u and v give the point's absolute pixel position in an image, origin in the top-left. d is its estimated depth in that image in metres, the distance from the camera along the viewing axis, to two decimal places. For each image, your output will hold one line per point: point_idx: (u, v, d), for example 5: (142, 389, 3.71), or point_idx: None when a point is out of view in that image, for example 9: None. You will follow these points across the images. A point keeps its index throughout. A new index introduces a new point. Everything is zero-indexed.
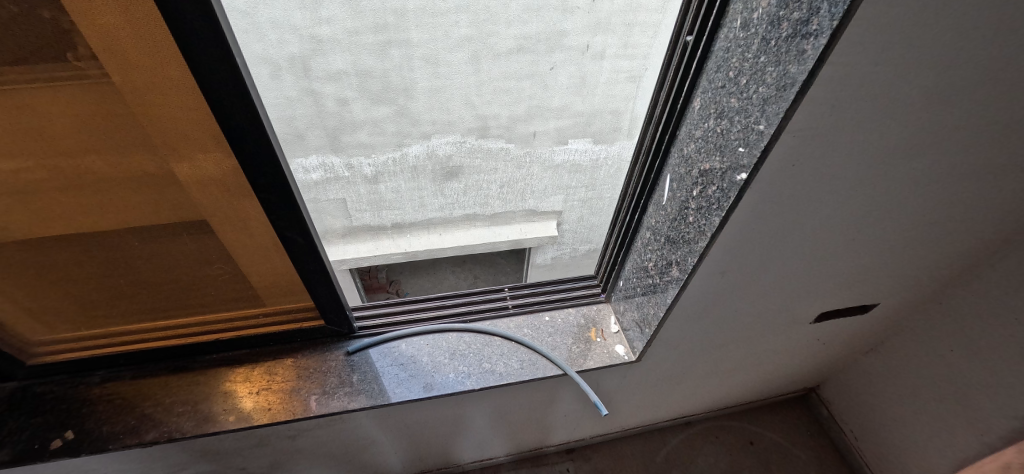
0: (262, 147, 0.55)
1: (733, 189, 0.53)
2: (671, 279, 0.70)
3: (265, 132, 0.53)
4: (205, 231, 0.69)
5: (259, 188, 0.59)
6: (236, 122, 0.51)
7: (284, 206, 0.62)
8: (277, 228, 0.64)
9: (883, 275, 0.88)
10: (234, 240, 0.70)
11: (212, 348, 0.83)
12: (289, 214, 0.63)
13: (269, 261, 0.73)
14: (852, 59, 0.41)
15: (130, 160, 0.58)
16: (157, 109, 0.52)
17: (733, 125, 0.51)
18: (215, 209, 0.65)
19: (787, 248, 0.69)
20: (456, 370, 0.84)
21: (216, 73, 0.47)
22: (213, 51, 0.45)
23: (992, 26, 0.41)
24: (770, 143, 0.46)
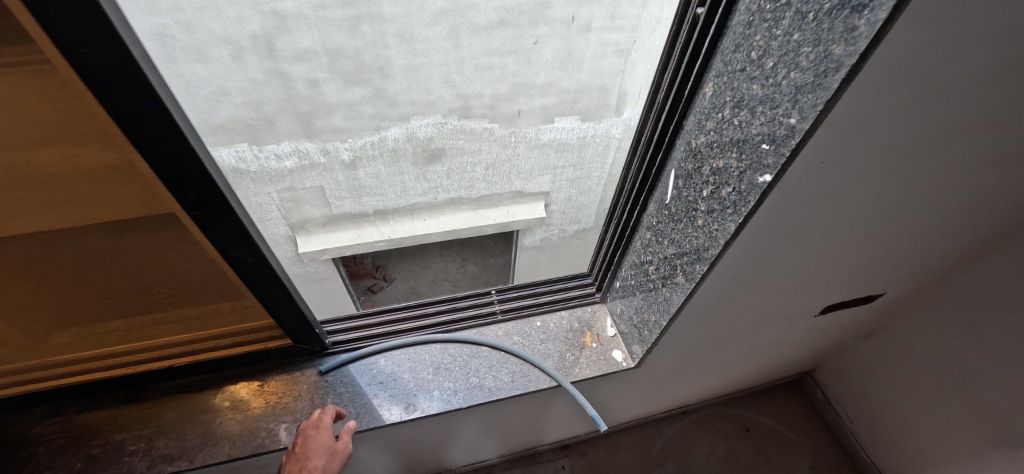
0: (184, 158, 0.45)
1: (753, 193, 0.45)
2: (676, 286, 0.63)
3: (184, 140, 0.43)
4: (138, 245, 0.58)
5: (189, 203, 0.49)
6: (145, 130, 0.41)
7: (224, 223, 0.52)
8: (220, 248, 0.55)
9: (894, 266, 0.82)
10: (174, 256, 0.60)
11: (166, 375, 0.74)
12: (232, 232, 0.53)
13: (220, 279, 0.63)
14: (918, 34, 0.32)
15: (20, 161, 0.46)
16: (38, 99, 0.41)
17: (755, 117, 0.43)
18: (142, 217, 0.54)
19: (804, 249, 0.62)
20: (441, 386, 0.77)
21: (107, 63, 0.36)
22: (94, 34, 0.34)
23: None
24: (803, 141, 0.39)
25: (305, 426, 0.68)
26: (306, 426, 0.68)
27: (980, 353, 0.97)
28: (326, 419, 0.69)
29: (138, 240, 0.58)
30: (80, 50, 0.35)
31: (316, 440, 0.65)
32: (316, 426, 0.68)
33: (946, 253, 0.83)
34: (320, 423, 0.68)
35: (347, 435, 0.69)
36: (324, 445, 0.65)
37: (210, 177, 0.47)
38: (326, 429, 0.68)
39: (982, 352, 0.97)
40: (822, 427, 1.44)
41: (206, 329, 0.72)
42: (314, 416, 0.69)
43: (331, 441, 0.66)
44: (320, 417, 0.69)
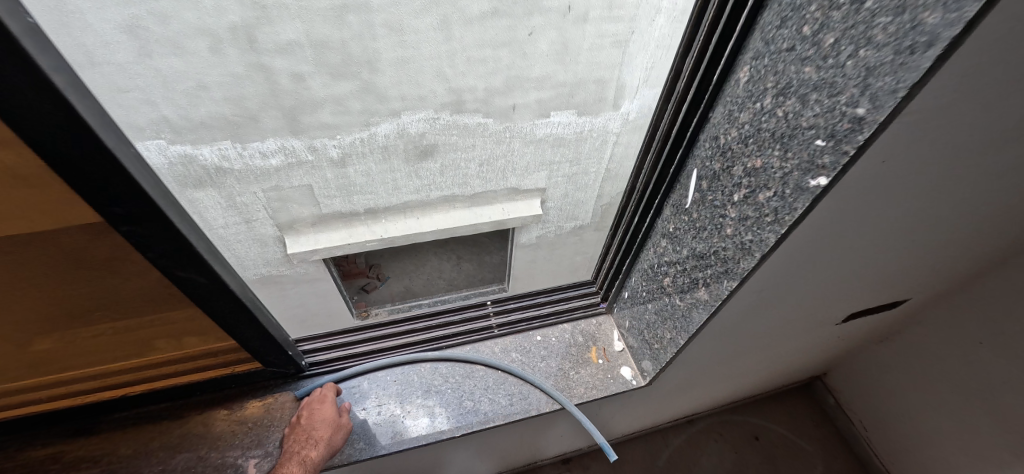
0: (99, 163, 0.36)
1: (802, 199, 0.37)
2: (697, 302, 0.55)
3: (96, 140, 0.35)
4: (47, 272, 0.47)
5: (114, 216, 0.40)
6: (42, 129, 0.33)
7: (163, 238, 0.43)
8: (162, 268, 0.46)
9: (928, 271, 0.74)
10: (99, 281, 0.50)
11: (119, 406, 0.66)
12: (175, 248, 0.44)
13: (167, 301, 0.54)
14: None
15: None
16: None
17: (806, 106, 0.35)
18: (58, 236, 0.44)
19: (841, 258, 0.54)
20: (431, 412, 0.71)
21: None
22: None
23: None
24: (874, 135, 0.31)
25: (309, 399, 0.68)
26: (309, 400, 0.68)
27: (1007, 361, 0.91)
28: (328, 392, 0.69)
29: (43, 268, 0.47)
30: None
31: (320, 412, 0.65)
32: (320, 398, 0.67)
33: (982, 257, 0.75)
34: (324, 396, 0.68)
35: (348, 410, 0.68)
36: (327, 417, 0.65)
37: (137, 186, 0.39)
38: (331, 401, 0.67)
39: (1009, 360, 0.90)
40: (833, 433, 1.38)
41: (160, 357, 0.63)
42: (317, 391, 0.69)
43: (335, 413, 0.66)
44: (323, 391, 0.69)
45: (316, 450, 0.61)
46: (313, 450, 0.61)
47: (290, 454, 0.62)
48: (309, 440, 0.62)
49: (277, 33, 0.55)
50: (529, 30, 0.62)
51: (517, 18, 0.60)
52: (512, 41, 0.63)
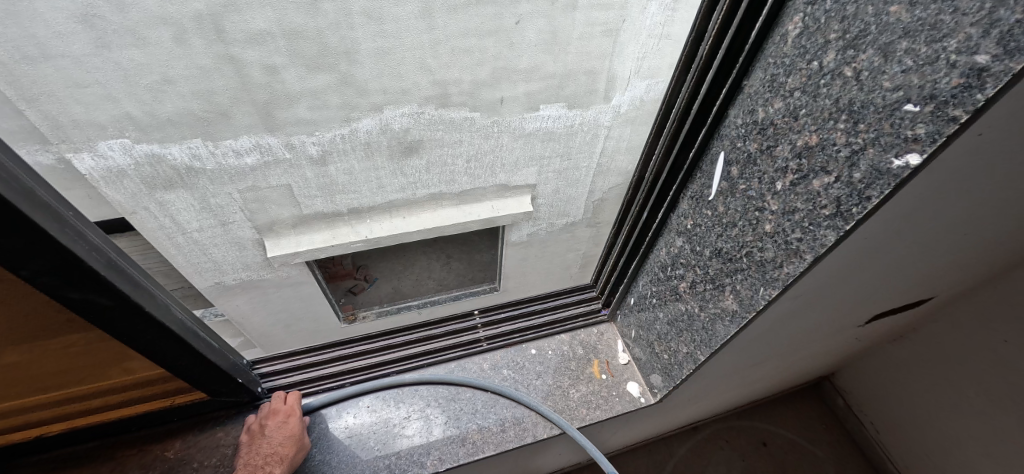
0: None
1: (879, 187, 0.28)
2: (721, 313, 0.46)
3: None
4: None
5: None
6: None
7: (36, 253, 0.33)
8: (47, 289, 0.36)
9: (971, 267, 0.66)
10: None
11: (30, 450, 0.54)
12: (58, 265, 0.34)
13: (64, 325, 0.43)
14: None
15: None
16: None
17: (891, 61, 0.26)
18: None
19: (892, 254, 0.45)
20: (410, 442, 0.62)
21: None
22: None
23: None
24: (1004, 92, 0.22)
25: (275, 409, 0.58)
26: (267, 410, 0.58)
27: None
28: (295, 403, 0.59)
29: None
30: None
31: (284, 427, 0.56)
32: (287, 412, 0.58)
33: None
34: (289, 406, 0.59)
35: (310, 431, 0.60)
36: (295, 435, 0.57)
37: None
38: (298, 416, 0.58)
39: None
40: (843, 437, 1.32)
41: (75, 395, 0.52)
42: (279, 400, 0.59)
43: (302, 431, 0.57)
44: (289, 401, 0.59)
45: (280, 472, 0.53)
46: (278, 470, 0.52)
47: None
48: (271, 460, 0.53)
49: (246, 21, 0.61)
50: (517, 18, 0.69)
51: (502, 7, 0.67)
52: (500, 30, 0.71)
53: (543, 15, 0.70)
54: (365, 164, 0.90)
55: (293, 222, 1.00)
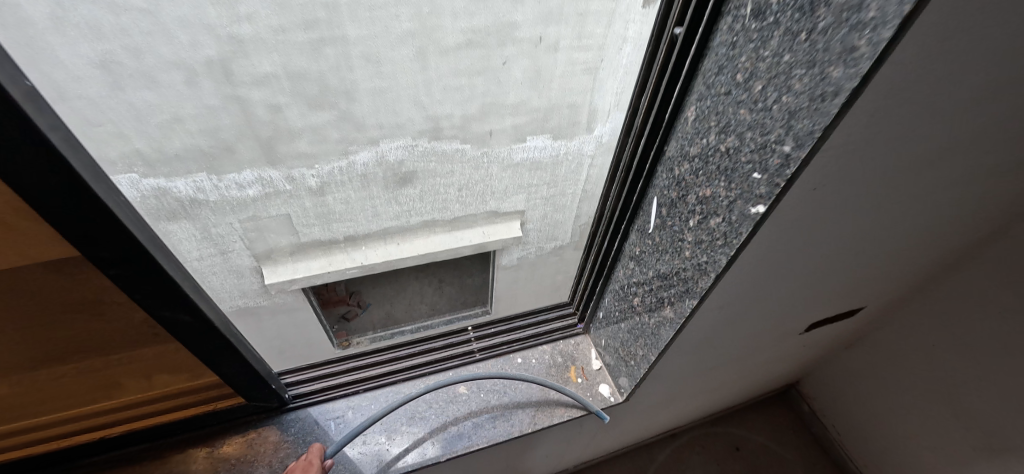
0: (97, 216, 0.39)
1: (745, 225, 0.41)
2: (663, 319, 0.59)
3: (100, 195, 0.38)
4: (7, 317, 0.46)
5: (101, 259, 0.42)
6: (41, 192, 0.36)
7: (149, 278, 0.45)
8: (147, 308, 0.48)
9: (885, 278, 0.81)
10: (64, 326, 0.50)
11: (92, 450, 0.64)
12: (160, 288, 0.47)
13: (143, 339, 0.54)
14: (923, 43, 0.29)
15: None
16: None
17: (744, 144, 0.40)
18: (59, 292, 0.46)
19: (799, 271, 0.59)
20: (415, 437, 0.72)
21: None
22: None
23: None
24: (799, 171, 0.35)
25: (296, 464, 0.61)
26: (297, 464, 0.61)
27: (959, 360, 0.97)
28: (315, 453, 0.63)
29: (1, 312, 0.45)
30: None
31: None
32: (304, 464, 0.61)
33: (930, 263, 0.82)
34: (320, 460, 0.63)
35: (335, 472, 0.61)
36: None
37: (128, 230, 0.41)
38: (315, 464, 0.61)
39: (962, 358, 0.97)
40: (811, 440, 1.42)
41: (137, 401, 0.63)
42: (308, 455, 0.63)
43: None
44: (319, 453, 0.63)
45: None
46: None
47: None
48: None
49: (253, 65, 0.60)
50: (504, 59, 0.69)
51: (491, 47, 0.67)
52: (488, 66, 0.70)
53: (526, 58, 0.69)
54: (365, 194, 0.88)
55: (290, 249, 0.97)
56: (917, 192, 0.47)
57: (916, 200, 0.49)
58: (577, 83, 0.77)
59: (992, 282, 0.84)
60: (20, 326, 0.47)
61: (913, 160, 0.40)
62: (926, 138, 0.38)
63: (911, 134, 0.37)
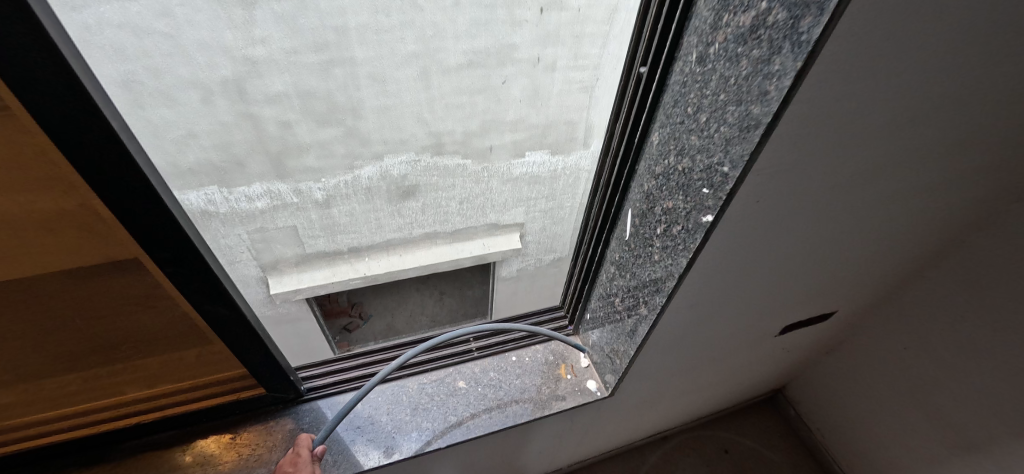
0: (166, 223, 0.49)
1: (698, 233, 0.50)
2: (640, 317, 0.68)
3: (169, 208, 0.48)
4: (105, 299, 0.59)
5: (161, 258, 0.52)
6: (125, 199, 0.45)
7: (200, 276, 0.55)
8: (195, 302, 0.58)
9: (846, 282, 0.89)
10: (138, 312, 0.62)
11: (133, 433, 0.73)
12: (207, 285, 0.56)
13: (186, 327, 0.64)
14: (825, 85, 0.37)
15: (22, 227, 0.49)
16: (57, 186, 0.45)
17: (695, 164, 0.48)
18: (129, 282, 0.57)
19: (753, 272, 0.69)
20: (418, 427, 0.78)
21: (65, 105, 0.37)
22: (43, 69, 0.35)
23: (942, 54, 0.39)
24: (736, 187, 0.44)
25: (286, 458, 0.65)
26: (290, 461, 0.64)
27: (925, 360, 1.05)
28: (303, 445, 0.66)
29: (103, 293, 0.58)
30: (39, 92, 0.36)
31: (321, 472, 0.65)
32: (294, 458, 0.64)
33: (887, 269, 0.91)
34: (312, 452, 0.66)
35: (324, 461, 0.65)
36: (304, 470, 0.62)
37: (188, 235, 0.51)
38: (304, 457, 0.64)
39: (928, 359, 1.04)
40: (797, 443, 1.47)
41: (174, 386, 0.72)
42: (297, 450, 0.65)
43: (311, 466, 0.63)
44: (309, 446, 0.66)
45: None
46: None
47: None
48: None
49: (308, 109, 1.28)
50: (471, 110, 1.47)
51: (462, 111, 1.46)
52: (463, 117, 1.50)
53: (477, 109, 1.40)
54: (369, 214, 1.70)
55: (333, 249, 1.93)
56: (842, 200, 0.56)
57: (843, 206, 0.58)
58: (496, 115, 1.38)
59: (954, 287, 0.92)
60: (112, 307, 0.61)
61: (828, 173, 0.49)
62: (831, 160, 0.47)
63: (820, 155, 0.46)
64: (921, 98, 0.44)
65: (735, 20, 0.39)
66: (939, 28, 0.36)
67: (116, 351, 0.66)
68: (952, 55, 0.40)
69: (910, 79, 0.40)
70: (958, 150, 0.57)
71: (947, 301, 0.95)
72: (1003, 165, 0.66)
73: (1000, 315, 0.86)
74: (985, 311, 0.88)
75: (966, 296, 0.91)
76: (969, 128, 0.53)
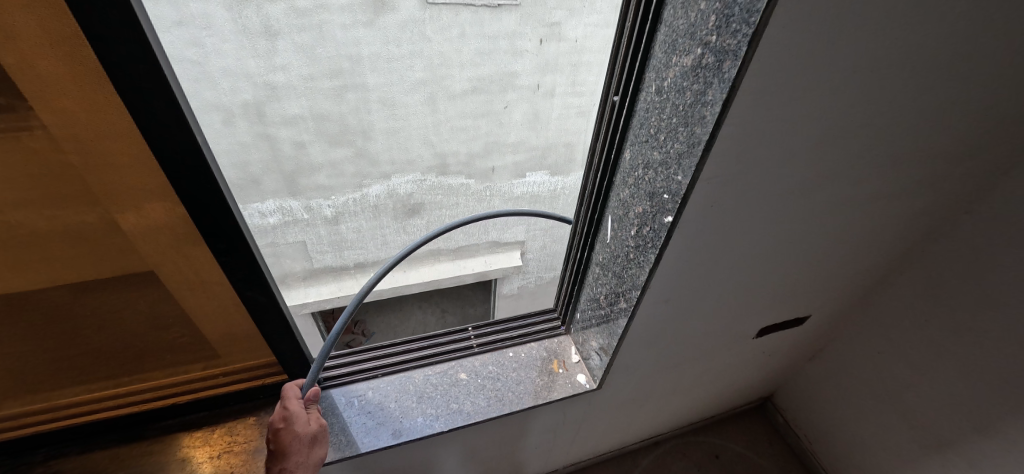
0: (226, 218, 0.60)
1: (662, 231, 0.62)
2: (620, 310, 0.78)
3: (229, 208, 0.59)
4: (161, 281, 0.70)
5: (218, 250, 0.63)
6: (197, 195, 0.57)
7: (246, 265, 0.67)
8: (238, 289, 0.70)
9: (813, 287, 0.99)
10: (192, 295, 0.73)
11: (174, 412, 0.85)
12: (249, 274, 0.68)
13: (228, 311, 0.75)
14: (749, 111, 0.49)
15: (113, 222, 0.60)
16: (138, 186, 0.56)
17: (657, 174, 0.60)
18: (186, 271, 0.69)
19: (722, 272, 0.78)
20: (424, 412, 0.86)
21: (163, 120, 0.49)
22: (153, 92, 0.47)
23: (841, 84, 0.51)
24: (688, 191, 0.55)
25: (278, 414, 0.72)
26: (282, 417, 0.70)
27: (894, 362, 1.12)
28: (292, 401, 0.73)
29: (159, 276, 0.70)
30: (145, 110, 0.48)
31: (314, 414, 0.74)
32: (282, 415, 0.71)
33: (850, 274, 1.00)
34: (298, 403, 0.73)
35: (312, 415, 0.73)
36: (294, 427, 0.69)
37: (241, 230, 0.62)
38: (291, 414, 0.71)
39: (896, 361, 1.11)
40: (786, 449, 1.52)
41: (209, 368, 0.84)
42: (284, 407, 0.72)
43: (301, 423, 0.70)
44: (293, 400, 0.73)
45: (282, 460, 0.65)
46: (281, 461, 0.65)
47: (302, 456, 0.67)
48: (322, 434, 0.71)
49: (288, 109, 1.80)
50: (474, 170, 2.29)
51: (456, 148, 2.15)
52: (461, 130, 2.10)
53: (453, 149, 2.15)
54: (378, 226, 2.33)
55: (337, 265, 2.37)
56: (782, 203, 0.67)
57: (783, 211, 0.69)
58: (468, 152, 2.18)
59: (918, 292, 1.01)
60: (166, 288, 0.72)
61: (764, 181, 0.61)
62: (763, 171, 0.59)
63: (754, 166, 0.57)
64: (833, 119, 0.55)
65: (681, 62, 0.51)
66: (836, 65, 0.48)
67: (169, 328, 0.78)
68: (854, 84, 0.51)
69: (818, 104, 0.52)
70: (882, 163, 0.68)
71: (911, 305, 1.03)
72: (936, 178, 0.77)
73: (954, 313, 0.95)
74: (943, 312, 0.97)
75: (928, 300, 0.99)
76: (889, 145, 0.64)
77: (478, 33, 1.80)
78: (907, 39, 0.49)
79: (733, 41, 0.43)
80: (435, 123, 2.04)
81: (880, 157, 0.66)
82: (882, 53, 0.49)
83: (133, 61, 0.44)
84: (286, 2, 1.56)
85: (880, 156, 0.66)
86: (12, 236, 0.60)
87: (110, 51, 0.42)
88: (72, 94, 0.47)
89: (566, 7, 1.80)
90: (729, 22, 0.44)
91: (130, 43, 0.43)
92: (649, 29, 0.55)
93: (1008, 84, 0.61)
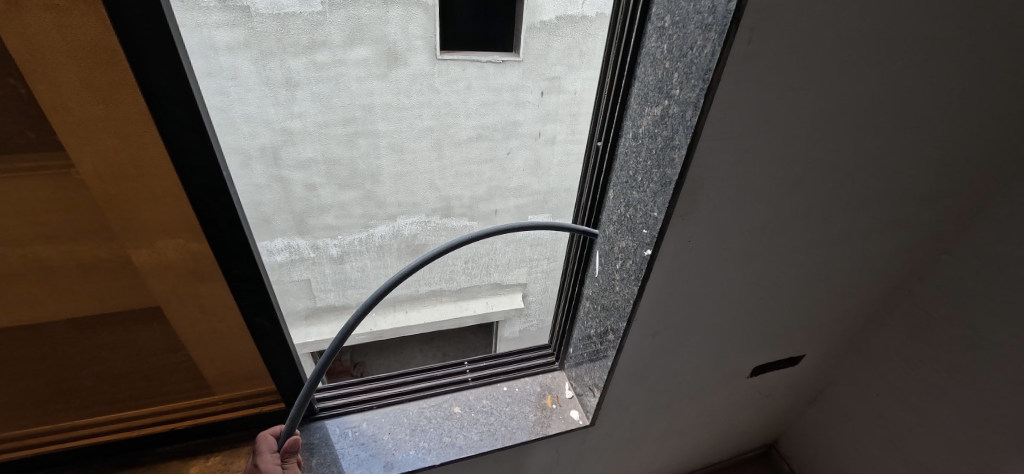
0: (242, 245, 0.66)
1: (642, 264, 0.66)
2: (609, 343, 0.80)
3: (246, 236, 0.65)
4: (171, 308, 0.74)
5: (234, 276, 0.69)
6: (218, 223, 0.62)
7: (257, 290, 0.72)
8: (247, 315, 0.74)
9: (802, 326, 1.01)
10: (199, 321, 0.76)
11: (172, 438, 0.87)
12: (259, 300, 0.73)
13: (233, 335, 0.78)
14: (715, 154, 0.55)
15: (135, 252, 0.65)
16: (163, 216, 0.62)
17: (637, 211, 0.65)
18: (197, 299, 0.73)
19: (707, 307, 0.81)
20: (416, 446, 0.86)
21: (197, 155, 0.56)
22: (193, 134, 0.54)
23: (797, 130, 0.57)
24: (663, 225, 0.60)
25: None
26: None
27: (893, 404, 1.11)
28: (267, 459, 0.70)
29: (170, 304, 0.73)
30: (184, 149, 0.55)
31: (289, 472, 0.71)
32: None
33: (839, 313, 1.02)
34: (273, 457, 0.71)
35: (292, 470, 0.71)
36: None
37: (254, 258, 0.68)
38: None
39: (894, 403, 1.10)
40: None
41: (209, 396, 0.87)
42: (257, 463, 0.70)
43: None
44: (267, 456, 0.71)
45: None
46: None
47: None
48: None
49: (299, 152, 1.91)
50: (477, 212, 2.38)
51: (462, 191, 2.27)
52: (465, 173, 2.22)
53: (458, 191, 2.27)
54: (382, 265, 2.38)
55: (338, 308, 2.38)
56: (758, 240, 0.72)
57: (761, 248, 0.74)
58: (472, 195, 2.29)
59: (908, 330, 1.02)
60: (174, 316, 0.75)
61: (737, 219, 0.66)
62: (735, 210, 0.64)
63: (725, 205, 0.63)
64: (794, 160, 0.61)
65: (651, 112, 0.58)
66: (788, 115, 0.55)
67: (173, 355, 0.80)
68: (808, 132, 0.58)
69: (777, 147, 0.58)
70: (851, 202, 0.72)
71: (903, 344, 1.04)
72: (909, 217, 0.82)
73: (944, 351, 0.96)
74: (934, 350, 0.98)
75: (918, 339, 1.00)
76: (855, 185, 0.70)
77: (483, 86, 1.94)
78: (851, 91, 0.56)
79: (693, 94, 0.50)
80: (441, 166, 2.15)
81: (848, 197, 0.71)
82: (831, 101, 0.56)
83: (181, 106, 0.51)
84: (306, 57, 1.68)
85: (847, 196, 0.71)
86: (34, 266, 0.63)
87: (158, 95, 0.50)
88: (117, 134, 0.53)
89: (565, 63, 1.94)
90: (689, 78, 0.50)
91: (179, 91, 0.50)
92: (625, 84, 0.63)
93: (955, 130, 0.68)
